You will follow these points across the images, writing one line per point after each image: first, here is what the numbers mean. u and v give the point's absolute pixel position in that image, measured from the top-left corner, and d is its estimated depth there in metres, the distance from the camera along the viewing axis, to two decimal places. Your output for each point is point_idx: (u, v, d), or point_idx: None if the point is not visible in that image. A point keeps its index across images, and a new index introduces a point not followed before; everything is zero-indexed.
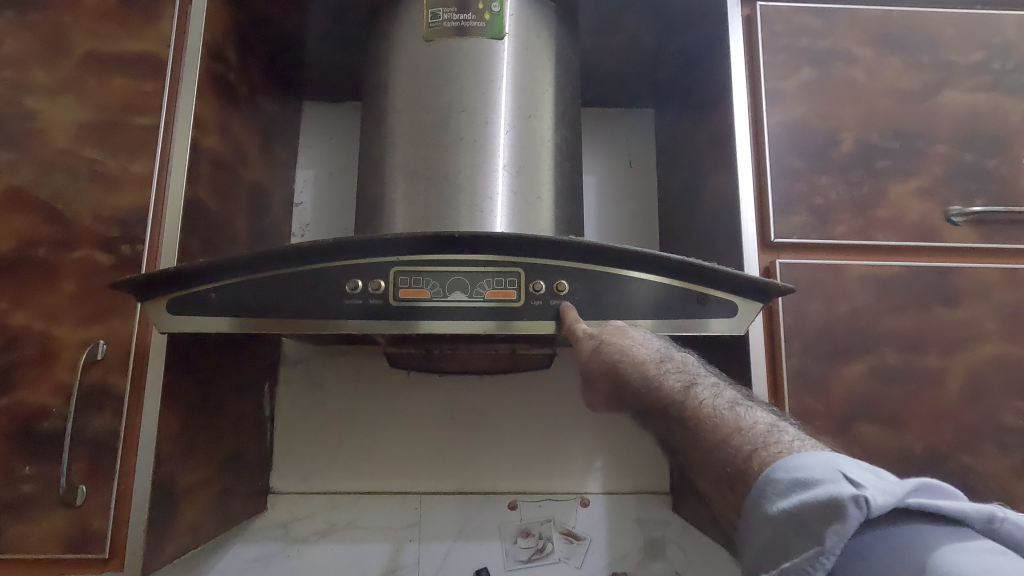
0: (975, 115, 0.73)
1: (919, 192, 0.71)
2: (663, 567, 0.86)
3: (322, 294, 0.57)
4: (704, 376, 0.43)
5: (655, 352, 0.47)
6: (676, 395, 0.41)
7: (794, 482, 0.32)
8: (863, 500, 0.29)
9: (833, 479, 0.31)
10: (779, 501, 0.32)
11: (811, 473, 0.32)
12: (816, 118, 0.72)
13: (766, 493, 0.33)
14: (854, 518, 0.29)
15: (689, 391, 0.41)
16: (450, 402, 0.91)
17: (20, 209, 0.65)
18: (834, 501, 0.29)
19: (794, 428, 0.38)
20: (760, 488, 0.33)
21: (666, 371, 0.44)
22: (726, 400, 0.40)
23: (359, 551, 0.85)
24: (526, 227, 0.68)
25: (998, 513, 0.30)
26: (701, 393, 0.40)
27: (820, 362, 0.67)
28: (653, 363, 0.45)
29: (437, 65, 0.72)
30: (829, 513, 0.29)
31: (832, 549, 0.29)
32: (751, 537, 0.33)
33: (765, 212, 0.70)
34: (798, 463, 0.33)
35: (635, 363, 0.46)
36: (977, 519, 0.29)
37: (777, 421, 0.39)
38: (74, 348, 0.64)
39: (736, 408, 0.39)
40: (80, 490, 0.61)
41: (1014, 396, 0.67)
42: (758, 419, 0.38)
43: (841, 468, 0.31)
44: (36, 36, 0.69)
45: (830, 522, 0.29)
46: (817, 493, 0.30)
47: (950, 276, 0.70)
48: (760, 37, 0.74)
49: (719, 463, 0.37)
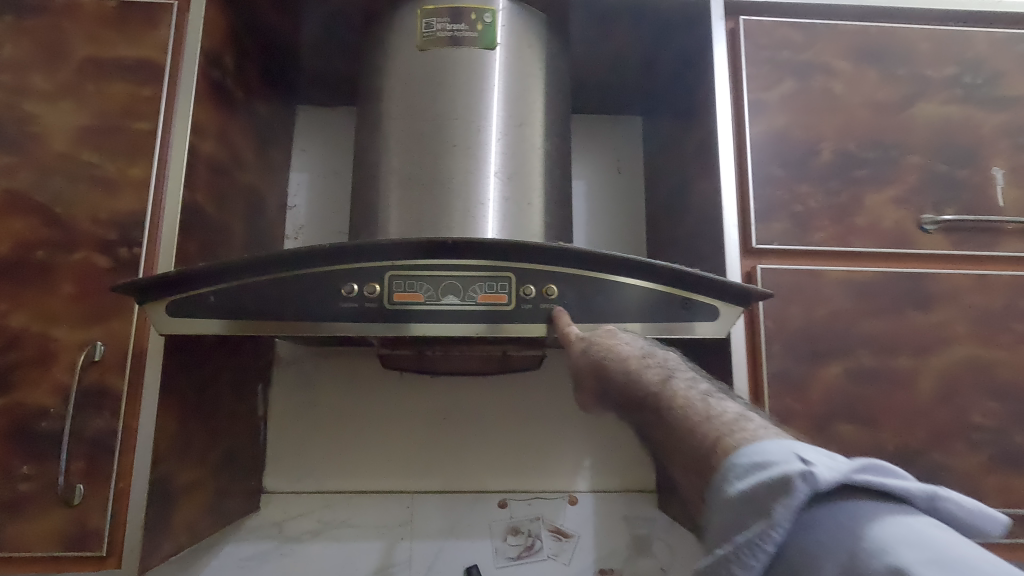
0: (948, 127, 0.76)
1: (895, 200, 0.74)
2: (650, 563, 0.88)
3: (318, 296, 0.58)
4: (682, 370, 0.43)
5: (638, 350, 0.48)
6: (654, 386, 0.42)
7: (753, 465, 0.32)
8: (810, 475, 0.30)
9: (786, 459, 0.31)
10: (737, 483, 0.32)
11: (768, 455, 0.32)
12: (797, 128, 0.75)
13: (726, 476, 0.33)
14: (801, 491, 0.29)
15: (666, 382, 0.41)
16: (442, 403, 0.93)
17: (19, 211, 0.66)
18: (782, 477, 0.30)
19: (764, 419, 0.37)
20: (723, 473, 0.33)
21: (646, 365, 0.45)
22: (701, 391, 0.40)
23: (352, 549, 0.87)
24: (517, 232, 0.70)
25: (939, 492, 0.30)
26: (677, 385, 0.41)
27: (800, 364, 0.69)
28: (635, 359, 0.46)
29: (431, 74, 0.74)
30: (778, 487, 0.30)
31: (780, 522, 0.29)
32: (712, 519, 0.33)
33: (748, 218, 0.72)
34: (758, 448, 0.33)
35: (618, 359, 0.48)
36: (920, 497, 0.30)
37: (749, 411, 0.39)
38: (72, 349, 0.65)
39: (709, 399, 0.39)
40: (78, 490, 0.62)
41: (983, 396, 0.71)
42: (728, 408, 0.38)
43: (797, 450, 0.32)
44: (36, 41, 0.70)
45: (778, 496, 0.30)
46: (770, 471, 0.31)
47: (924, 281, 0.73)
48: (744, 49, 0.76)
49: (689, 450, 0.36)
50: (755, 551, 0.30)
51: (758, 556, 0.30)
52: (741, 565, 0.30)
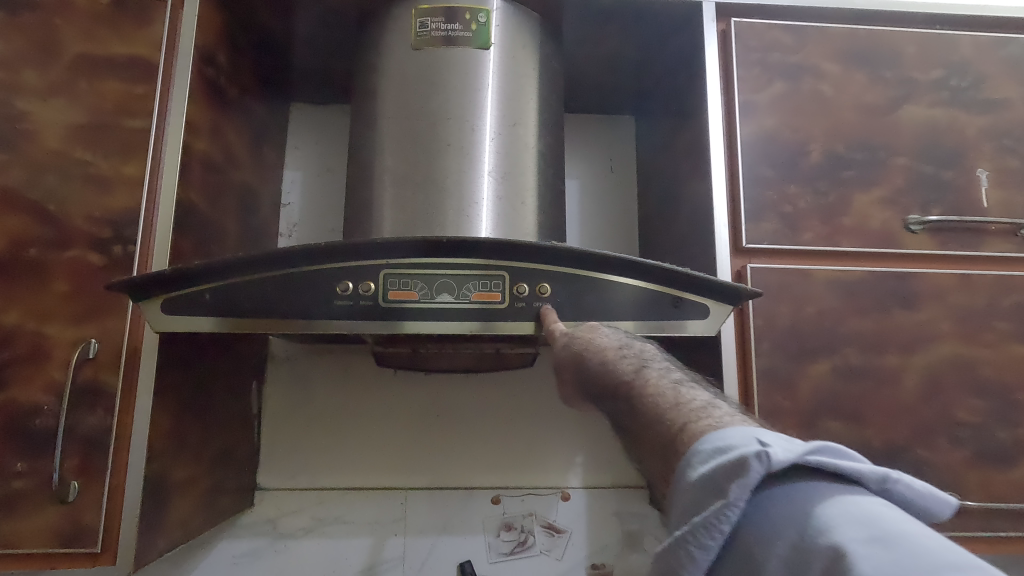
0: (934, 129, 0.78)
1: (881, 201, 0.76)
2: (641, 558, 0.90)
3: (312, 293, 0.59)
4: (657, 361, 0.44)
5: (616, 342, 0.49)
6: (628, 375, 0.43)
7: (715, 449, 0.32)
8: (765, 455, 0.30)
9: (746, 442, 0.32)
10: (701, 467, 0.32)
11: (728, 440, 0.32)
12: (786, 129, 0.76)
13: (689, 461, 0.33)
14: (756, 472, 0.30)
15: (640, 372, 0.42)
16: (435, 400, 0.93)
17: (11, 209, 0.66)
18: (739, 459, 0.30)
19: (732, 407, 0.38)
20: (687, 457, 0.34)
21: (623, 356, 0.46)
22: (672, 380, 0.41)
23: (345, 545, 0.88)
24: (511, 231, 0.71)
25: (892, 475, 0.31)
26: (651, 374, 0.42)
27: (788, 361, 0.71)
28: (613, 350, 0.47)
29: (425, 73, 0.75)
30: (734, 468, 0.30)
31: (736, 502, 0.30)
32: (675, 501, 0.34)
33: (738, 218, 0.74)
34: (721, 433, 0.33)
35: (596, 351, 0.49)
36: (873, 478, 0.31)
37: (719, 400, 0.39)
38: (66, 347, 0.65)
39: (679, 387, 0.40)
40: (72, 486, 0.62)
41: (965, 393, 0.72)
42: (697, 396, 0.39)
43: (757, 434, 0.32)
44: (27, 37, 0.69)
45: (734, 477, 0.30)
46: (728, 454, 0.31)
47: (909, 280, 0.74)
48: (735, 51, 0.77)
49: (657, 436, 0.37)
50: (711, 531, 0.31)
51: (715, 536, 0.31)
52: (698, 543, 0.31)
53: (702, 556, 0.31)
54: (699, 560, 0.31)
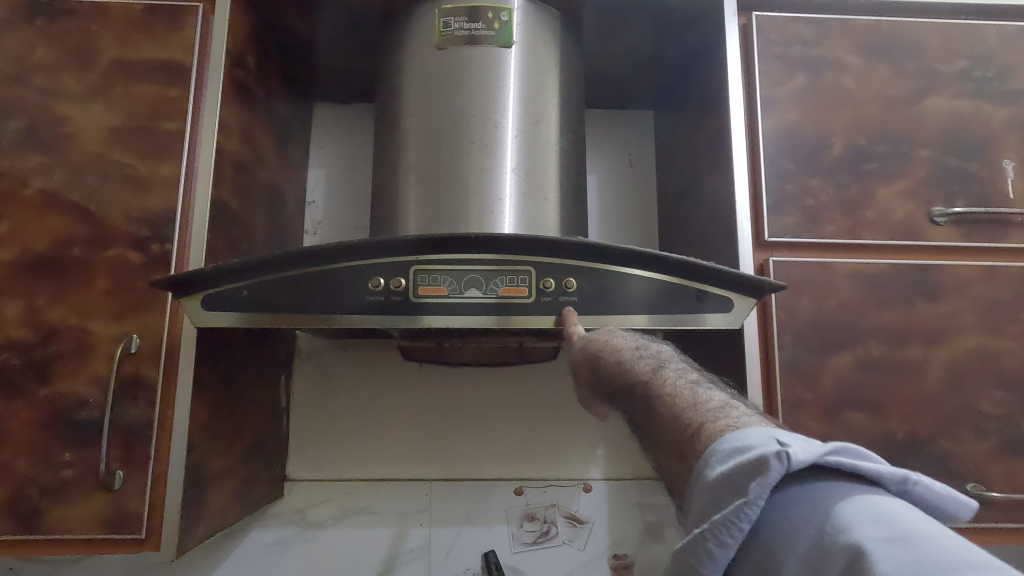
0: (958, 120, 0.77)
1: (905, 193, 0.76)
2: (662, 549, 0.91)
3: (343, 290, 0.61)
4: (674, 362, 0.45)
5: (633, 343, 0.50)
6: (645, 374, 0.44)
7: (733, 450, 0.34)
8: (785, 455, 0.31)
9: (765, 442, 0.33)
10: (718, 467, 0.34)
11: (747, 440, 0.33)
12: (808, 123, 0.76)
13: (708, 461, 0.35)
14: (775, 471, 0.31)
15: (657, 371, 0.43)
16: (458, 393, 0.95)
17: (54, 209, 0.69)
18: (759, 458, 0.31)
19: (748, 407, 0.40)
20: (705, 458, 0.35)
21: (639, 356, 0.47)
22: (689, 380, 0.42)
23: (372, 535, 0.90)
24: (534, 227, 0.72)
25: (912, 477, 0.32)
26: (668, 374, 0.43)
27: (811, 354, 0.71)
28: (629, 350, 0.48)
29: (448, 73, 0.76)
30: (753, 468, 0.32)
31: (755, 501, 0.31)
32: (692, 500, 0.35)
33: (760, 212, 0.74)
34: (739, 435, 0.34)
35: (613, 351, 0.50)
36: (892, 480, 0.31)
37: (734, 399, 0.41)
38: (109, 342, 0.67)
39: (696, 387, 0.41)
40: (117, 475, 0.65)
41: (991, 385, 0.72)
42: (714, 397, 0.40)
43: (776, 435, 0.33)
44: (66, 45, 0.72)
45: (753, 476, 0.31)
46: (748, 454, 0.32)
47: (933, 273, 0.74)
48: (756, 45, 0.78)
49: (674, 435, 0.38)
50: (730, 530, 0.32)
51: (734, 534, 0.32)
52: (717, 540, 0.32)
53: (721, 554, 0.32)
54: (717, 557, 0.32)
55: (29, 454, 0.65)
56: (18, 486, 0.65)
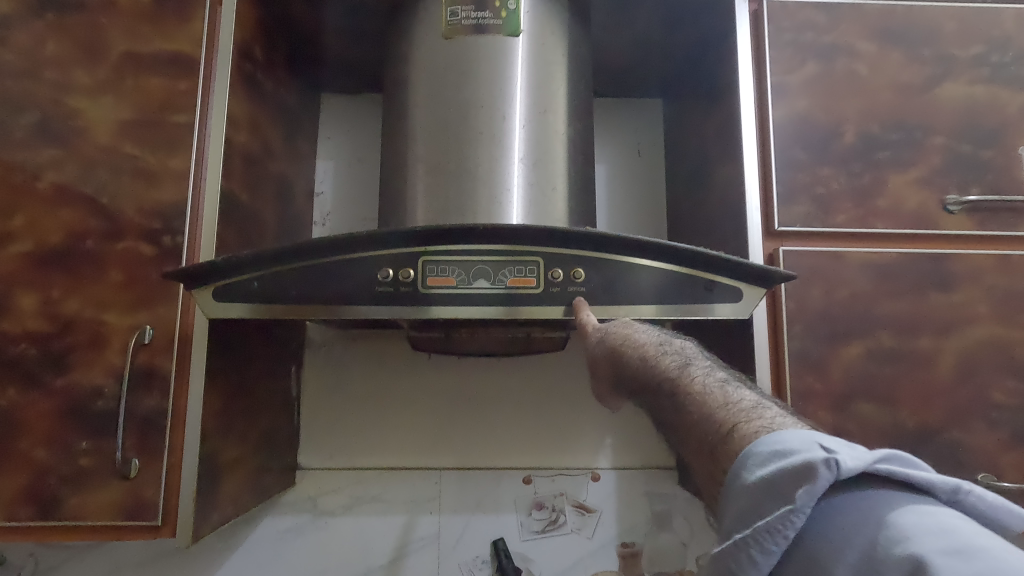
0: (973, 107, 0.76)
1: (918, 181, 0.75)
2: (670, 538, 0.92)
3: (356, 282, 0.61)
4: (700, 359, 0.45)
5: (655, 338, 0.49)
6: (671, 372, 0.43)
7: (772, 453, 0.34)
8: (834, 463, 0.31)
9: (808, 448, 0.33)
10: (756, 471, 0.34)
11: (788, 444, 0.33)
12: (819, 111, 0.75)
13: (745, 464, 0.35)
14: (824, 478, 0.31)
15: (683, 369, 0.43)
16: (468, 384, 0.96)
17: (67, 203, 0.70)
18: (806, 464, 0.32)
19: (779, 407, 0.40)
20: (740, 460, 0.35)
21: (663, 352, 0.46)
22: (718, 378, 0.42)
23: (382, 523, 0.91)
24: (542, 217, 0.72)
25: (964, 486, 0.31)
26: (695, 371, 0.42)
27: (821, 344, 0.71)
28: (652, 346, 0.48)
29: (457, 62, 0.76)
30: (800, 474, 0.32)
31: (802, 508, 0.31)
32: (728, 504, 0.35)
33: (770, 202, 0.73)
34: (777, 437, 0.35)
35: (634, 346, 0.49)
36: (943, 489, 0.31)
37: (765, 399, 0.41)
38: (124, 333, 0.68)
39: (726, 386, 0.41)
40: (133, 464, 0.66)
41: (1004, 375, 0.71)
42: (745, 396, 0.40)
43: (818, 439, 0.34)
44: (75, 39, 0.72)
45: (800, 483, 0.32)
46: (790, 459, 0.33)
47: (946, 262, 0.73)
48: (767, 32, 0.77)
49: (704, 434, 0.39)
50: (774, 537, 0.32)
51: (778, 541, 0.32)
52: (760, 546, 0.32)
53: (765, 561, 0.32)
54: (760, 564, 0.32)
55: (46, 443, 0.67)
56: (38, 474, 0.66)
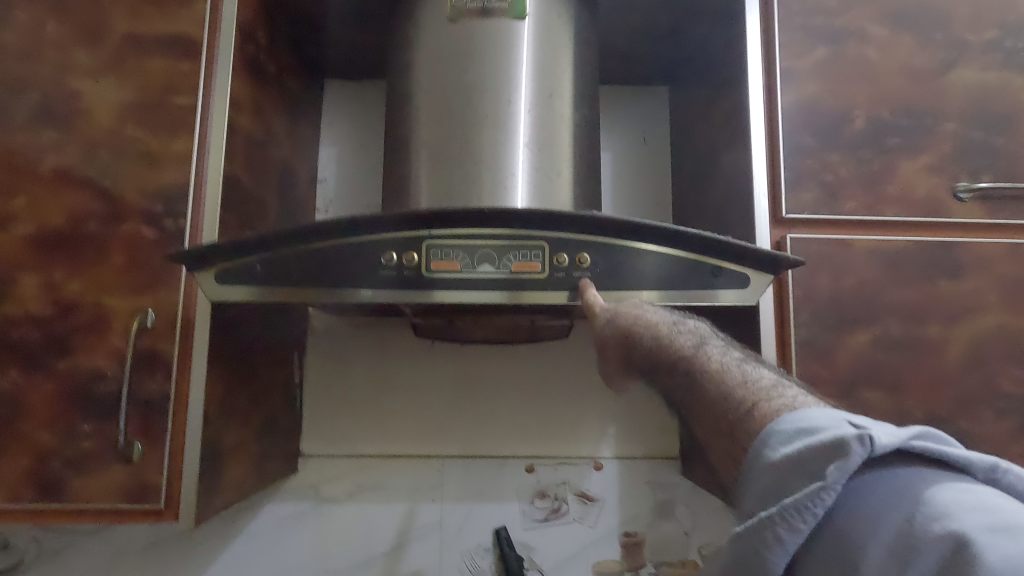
0: (986, 92, 0.75)
1: (928, 167, 0.74)
2: (672, 527, 0.91)
3: (358, 266, 0.60)
4: (715, 338, 0.45)
5: (667, 318, 0.49)
6: (686, 350, 0.43)
7: (797, 431, 0.33)
8: (867, 439, 0.31)
9: (838, 424, 0.32)
10: (781, 448, 0.33)
11: (815, 422, 0.33)
12: (829, 96, 0.74)
13: (768, 442, 0.34)
14: (857, 454, 0.31)
15: (699, 348, 0.43)
16: (472, 372, 0.95)
17: (69, 186, 0.69)
18: (839, 440, 0.31)
19: (798, 386, 0.39)
20: (763, 438, 0.35)
21: (678, 332, 0.46)
22: (735, 358, 0.41)
23: (385, 510, 0.91)
24: (546, 202, 0.71)
25: (1002, 465, 0.31)
26: (710, 350, 0.42)
27: (828, 332, 0.70)
28: (666, 326, 0.47)
29: (462, 46, 0.75)
30: (832, 450, 0.31)
31: (833, 485, 0.31)
32: (750, 484, 0.34)
33: (778, 189, 0.73)
34: (803, 415, 0.34)
35: (647, 326, 0.48)
36: (979, 467, 0.31)
37: (782, 378, 0.40)
38: (127, 316, 0.68)
39: (744, 365, 0.41)
40: (136, 447, 0.66)
41: (1014, 364, 0.71)
42: (764, 375, 0.40)
43: (847, 417, 0.33)
44: (76, 20, 0.72)
45: (832, 458, 0.31)
46: (820, 435, 0.32)
47: (956, 250, 0.72)
48: (777, 15, 0.75)
49: (722, 414, 0.38)
50: (804, 514, 0.31)
51: (807, 519, 0.31)
52: (788, 524, 0.31)
53: (792, 539, 0.31)
54: (787, 543, 0.31)
55: (48, 426, 0.67)
56: (40, 457, 0.66)
